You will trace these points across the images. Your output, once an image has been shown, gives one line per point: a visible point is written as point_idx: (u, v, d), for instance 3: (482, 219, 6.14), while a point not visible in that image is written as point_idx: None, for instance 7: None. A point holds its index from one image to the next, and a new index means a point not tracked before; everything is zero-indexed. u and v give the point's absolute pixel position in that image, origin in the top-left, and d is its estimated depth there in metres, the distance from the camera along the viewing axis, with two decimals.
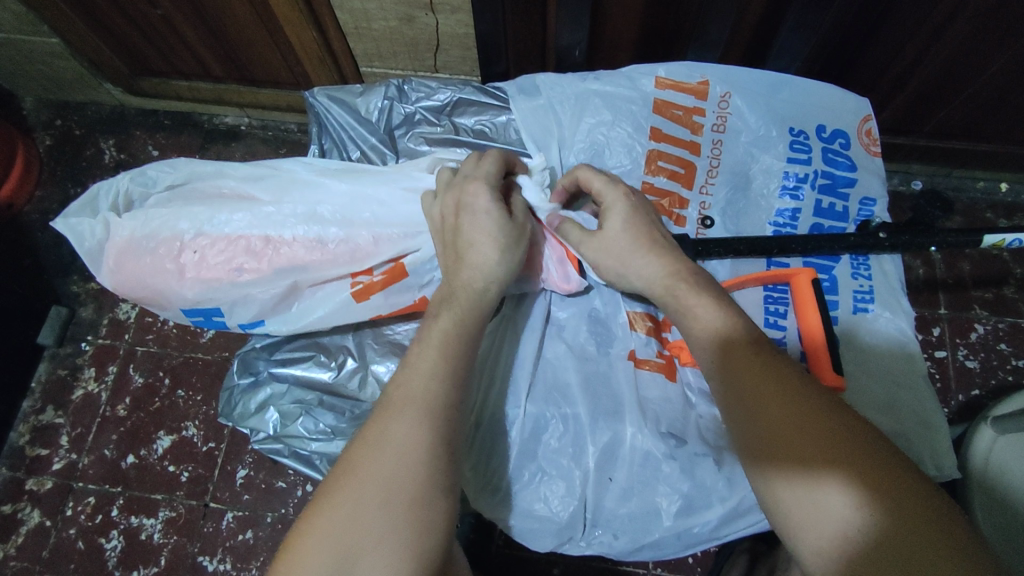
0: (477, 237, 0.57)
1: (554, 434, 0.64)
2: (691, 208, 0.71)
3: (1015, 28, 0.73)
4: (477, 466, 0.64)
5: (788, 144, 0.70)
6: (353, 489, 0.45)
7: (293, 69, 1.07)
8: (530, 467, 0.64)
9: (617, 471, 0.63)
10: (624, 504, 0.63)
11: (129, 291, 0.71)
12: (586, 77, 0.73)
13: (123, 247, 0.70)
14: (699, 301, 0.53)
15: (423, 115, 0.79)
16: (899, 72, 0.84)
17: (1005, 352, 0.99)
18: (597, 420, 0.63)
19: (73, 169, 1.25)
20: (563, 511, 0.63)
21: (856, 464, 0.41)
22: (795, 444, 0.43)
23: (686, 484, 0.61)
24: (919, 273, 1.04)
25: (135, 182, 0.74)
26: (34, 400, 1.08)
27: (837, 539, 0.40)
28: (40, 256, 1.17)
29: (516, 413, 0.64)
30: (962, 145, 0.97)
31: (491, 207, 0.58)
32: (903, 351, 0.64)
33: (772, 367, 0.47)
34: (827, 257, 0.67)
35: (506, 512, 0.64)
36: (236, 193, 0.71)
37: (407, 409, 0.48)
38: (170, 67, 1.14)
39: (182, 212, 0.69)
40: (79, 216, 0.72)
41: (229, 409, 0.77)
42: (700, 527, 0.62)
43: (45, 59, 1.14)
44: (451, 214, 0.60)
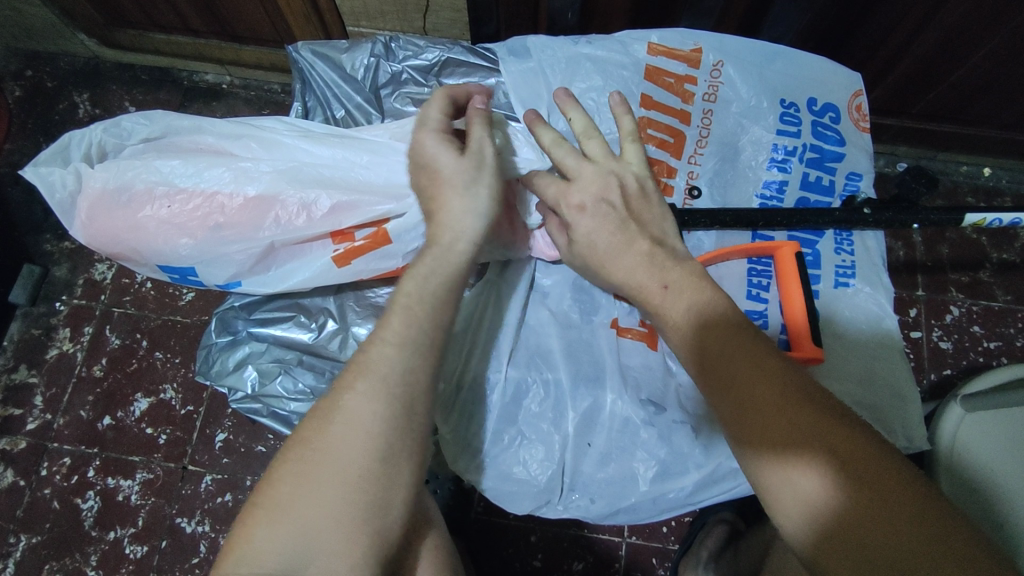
0: (437, 191, 0.55)
1: (535, 399, 0.64)
2: (679, 177, 0.70)
3: (1010, 9, 0.72)
4: (458, 426, 0.64)
5: (778, 115, 0.69)
6: (308, 468, 0.45)
7: (277, 24, 1.04)
8: (510, 431, 0.64)
9: (596, 437, 0.64)
10: (601, 469, 0.64)
11: (103, 246, 0.70)
12: (578, 41, 0.72)
13: (95, 197, 0.67)
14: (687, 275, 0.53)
15: (411, 74, 0.77)
16: (893, 49, 0.83)
17: (978, 334, 1.01)
18: (578, 385, 0.64)
19: (45, 123, 1.21)
20: (541, 474, 0.64)
21: (847, 467, 0.40)
22: (786, 441, 0.42)
23: (664, 450, 0.63)
24: (899, 255, 1.06)
25: (109, 133, 0.71)
26: (6, 359, 1.06)
27: (825, 514, 0.40)
28: (11, 212, 1.14)
29: (498, 377, 0.64)
30: (947, 129, 0.97)
31: (445, 157, 0.56)
32: (881, 326, 0.65)
33: (754, 346, 0.47)
34: (811, 231, 0.67)
35: (485, 474, 0.64)
36: (214, 147, 0.69)
37: (362, 383, 0.47)
38: (148, 19, 1.10)
39: (157, 163, 0.67)
40: (49, 165, 0.69)
41: (206, 367, 0.76)
42: (676, 492, 0.63)
43: (13, 4, 1.09)
44: (416, 172, 0.58)
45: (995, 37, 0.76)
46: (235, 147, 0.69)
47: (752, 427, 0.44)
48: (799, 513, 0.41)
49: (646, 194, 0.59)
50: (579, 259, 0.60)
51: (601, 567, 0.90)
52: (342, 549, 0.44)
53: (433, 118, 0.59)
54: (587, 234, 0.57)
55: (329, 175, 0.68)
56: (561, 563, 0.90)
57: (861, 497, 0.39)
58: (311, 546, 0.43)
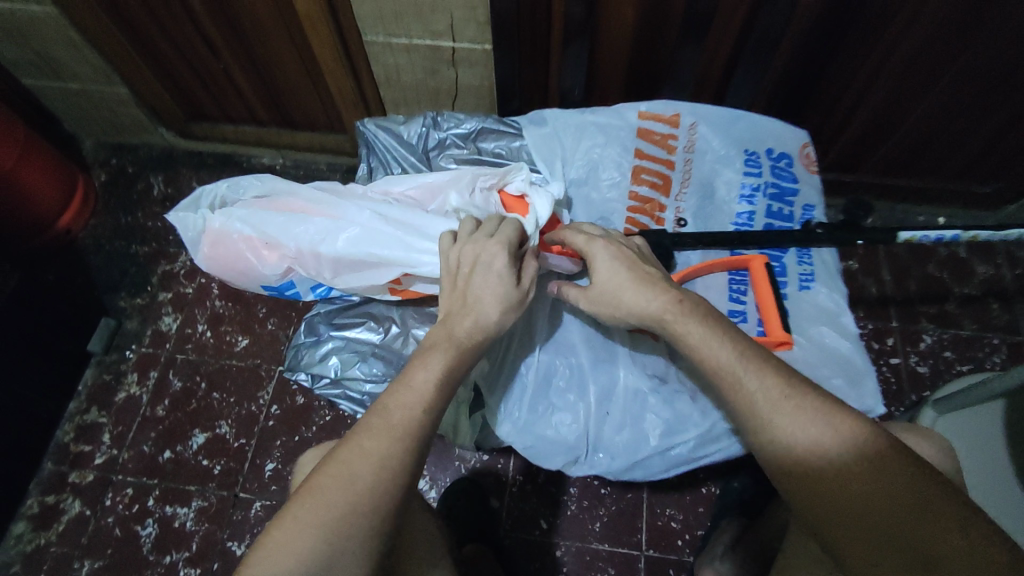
0: (484, 294, 0.64)
1: (561, 376, 0.74)
2: (669, 212, 0.78)
3: (931, 71, 0.92)
4: (502, 397, 0.74)
5: (744, 162, 0.78)
6: (331, 483, 0.54)
7: (330, 112, 1.27)
8: (540, 402, 0.73)
9: (613, 406, 0.72)
10: (619, 432, 0.72)
11: (223, 273, 0.85)
12: (583, 109, 0.81)
13: (215, 239, 0.81)
14: (698, 314, 0.62)
15: (454, 141, 0.86)
16: (845, 112, 1.03)
17: (950, 358, 1.13)
18: (595, 364, 0.74)
19: (124, 201, 1.42)
20: (569, 434, 0.72)
21: (877, 483, 0.52)
22: (828, 471, 0.54)
23: (668, 412, 0.71)
24: (872, 291, 1.20)
25: (229, 189, 0.83)
26: (80, 402, 1.19)
27: (865, 557, 0.51)
28: (92, 275, 1.32)
29: (532, 359, 0.74)
30: (894, 180, 1.17)
31: (504, 266, 0.65)
32: (841, 323, 0.71)
33: (802, 412, 0.56)
34: (776, 247, 0.74)
35: (520, 435, 0.74)
36: (305, 203, 0.79)
37: (382, 429, 0.57)
38: (221, 112, 1.33)
39: (263, 217, 0.79)
40: (186, 210, 0.84)
41: (296, 361, 0.88)
42: (681, 448, 0.70)
43: (113, 105, 1.34)
44: (464, 267, 0.66)
45: (936, 87, 0.95)
46: (318, 206, 0.78)
47: (795, 461, 0.55)
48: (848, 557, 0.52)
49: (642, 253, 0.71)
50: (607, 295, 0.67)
51: None
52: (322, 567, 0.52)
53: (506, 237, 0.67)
54: (630, 261, 0.68)
55: (391, 228, 0.75)
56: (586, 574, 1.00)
57: (891, 539, 0.50)
58: (298, 557, 0.52)
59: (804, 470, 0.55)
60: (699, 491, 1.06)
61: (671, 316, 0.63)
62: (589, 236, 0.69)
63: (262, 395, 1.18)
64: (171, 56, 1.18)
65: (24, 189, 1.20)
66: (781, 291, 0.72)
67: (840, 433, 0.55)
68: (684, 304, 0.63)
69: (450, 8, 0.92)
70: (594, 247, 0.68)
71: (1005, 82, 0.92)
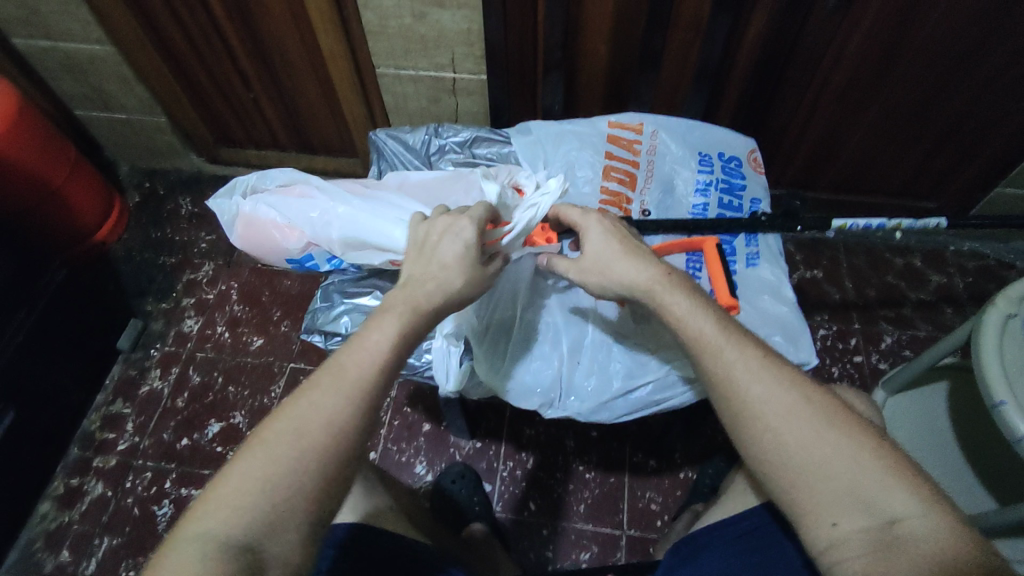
0: (448, 260, 0.64)
1: (537, 329, 0.76)
2: (635, 203, 0.89)
3: (866, 93, 1.08)
4: (486, 347, 0.75)
5: (698, 162, 0.90)
6: (274, 446, 0.52)
7: (345, 139, 1.42)
8: (517, 351, 0.75)
9: (584, 355, 0.74)
10: (589, 378, 0.73)
11: (254, 253, 0.93)
12: (563, 123, 0.95)
13: (248, 222, 0.90)
14: (683, 288, 0.66)
15: (453, 147, 0.97)
16: (797, 134, 1.18)
17: (908, 357, 1.23)
18: (569, 319, 0.76)
19: (154, 218, 1.56)
20: (542, 379, 0.73)
21: (848, 446, 0.55)
22: (801, 439, 0.56)
23: (632, 359, 0.73)
24: (836, 297, 1.31)
25: (259, 179, 0.92)
26: (106, 394, 1.29)
27: (828, 520, 0.54)
28: (122, 282, 1.45)
29: (508, 313, 0.76)
30: (848, 196, 1.30)
31: (472, 237, 0.65)
32: (782, 293, 0.81)
33: (776, 378, 0.60)
34: (727, 232, 0.85)
35: (496, 379, 0.74)
36: (324, 191, 0.88)
37: (336, 380, 0.55)
38: (247, 139, 1.49)
39: (293, 203, 0.88)
40: (223, 198, 0.93)
41: (310, 322, 0.94)
42: (642, 391, 0.72)
43: (150, 133, 1.50)
44: (431, 236, 0.66)
45: (869, 114, 1.12)
46: (337, 195, 0.88)
47: (769, 431, 0.58)
48: (811, 520, 0.55)
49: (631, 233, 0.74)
50: (596, 266, 0.70)
51: (605, 555, 1.08)
52: (271, 520, 0.50)
53: (476, 211, 0.67)
54: (622, 235, 0.70)
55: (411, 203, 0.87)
56: (572, 552, 1.08)
57: (854, 501, 0.54)
58: (248, 511, 0.50)
59: (783, 444, 0.57)
60: (678, 475, 1.14)
61: (657, 290, 0.66)
62: (584, 210, 0.72)
63: (274, 390, 1.28)
64: (208, 88, 1.35)
65: (69, 203, 1.35)
66: (731, 268, 0.83)
67: (812, 402, 0.58)
68: (672, 277, 0.66)
69: (451, 46, 1.09)
70: (589, 221, 0.71)
71: (923, 109, 1.09)
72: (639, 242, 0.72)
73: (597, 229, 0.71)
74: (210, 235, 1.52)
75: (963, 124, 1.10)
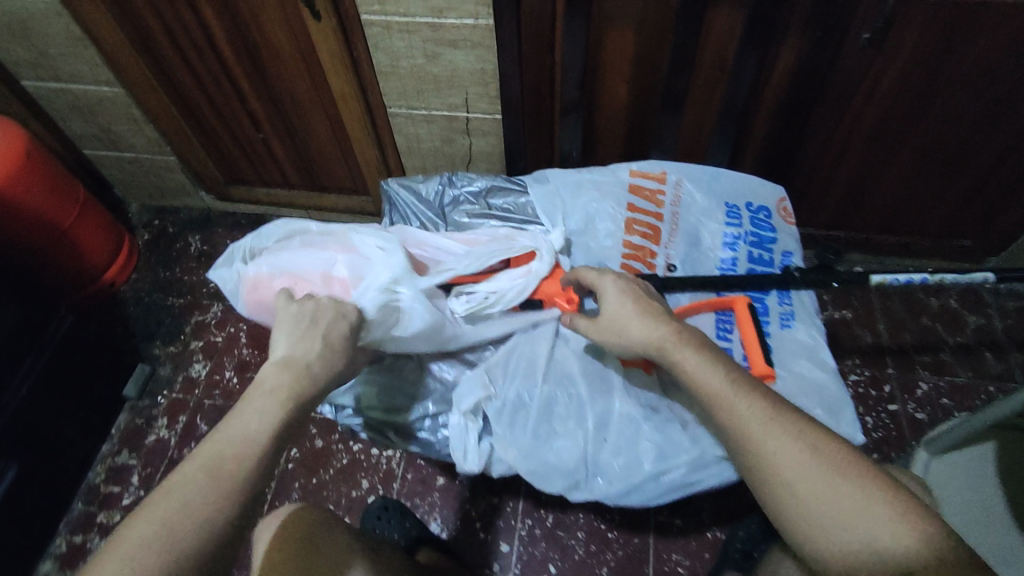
0: (333, 344, 0.67)
1: (561, 404, 0.72)
2: (659, 258, 0.85)
3: (899, 132, 1.03)
4: (504, 425, 0.71)
5: (726, 214, 0.86)
6: (128, 535, 0.51)
7: (356, 178, 1.39)
8: (540, 429, 0.71)
9: (610, 432, 0.70)
10: (616, 458, 0.69)
11: (261, 317, 0.87)
12: (581, 170, 0.90)
13: (254, 285, 0.85)
14: (697, 345, 0.64)
15: (467, 197, 0.93)
16: (825, 174, 1.14)
17: (947, 406, 1.17)
18: (594, 392, 0.72)
19: (163, 258, 1.54)
20: (567, 459, 0.69)
21: (855, 494, 0.51)
22: (814, 491, 0.52)
23: (663, 439, 0.69)
24: (868, 341, 1.25)
25: (255, 239, 0.87)
26: (112, 444, 1.26)
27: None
28: (130, 325, 1.42)
29: (531, 388, 0.72)
30: (880, 234, 1.25)
31: (351, 320, 0.69)
32: (818, 356, 0.77)
33: (785, 426, 0.56)
34: (758, 288, 0.81)
35: (518, 459, 0.70)
36: (326, 236, 0.84)
37: (223, 450, 0.56)
38: (257, 177, 1.47)
39: (295, 260, 0.83)
40: (224, 266, 0.89)
41: None
42: (675, 474, 0.68)
43: (160, 172, 1.48)
44: (313, 318, 0.67)
45: (903, 153, 1.07)
46: (340, 237, 0.83)
47: (782, 482, 0.54)
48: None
49: (650, 292, 0.73)
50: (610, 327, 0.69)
51: None
52: None
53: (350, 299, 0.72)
54: (635, 295, 0.70)
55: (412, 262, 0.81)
56: None
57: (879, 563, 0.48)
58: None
59: (798, 498, 0.53)
60: (705, 535, 1.09)
61: (669, 348, 0.65)
62: (599, 271, 0.72)
63: None
64: (217, 128, 1.33)
65: (79, 246, 1.33)
66: (763, 329, 0.79)
67: (820, 450, 0.54)
68: (682, 333, 0.65)
69: (464, 85, 1.05)
70: (603, 281, 0.71)
71: (961, 149, 1.04)
72: (657, 300, 0.71)
73: (611, 290, 0.70)
74: None
75: (1003, 165, 1.04)
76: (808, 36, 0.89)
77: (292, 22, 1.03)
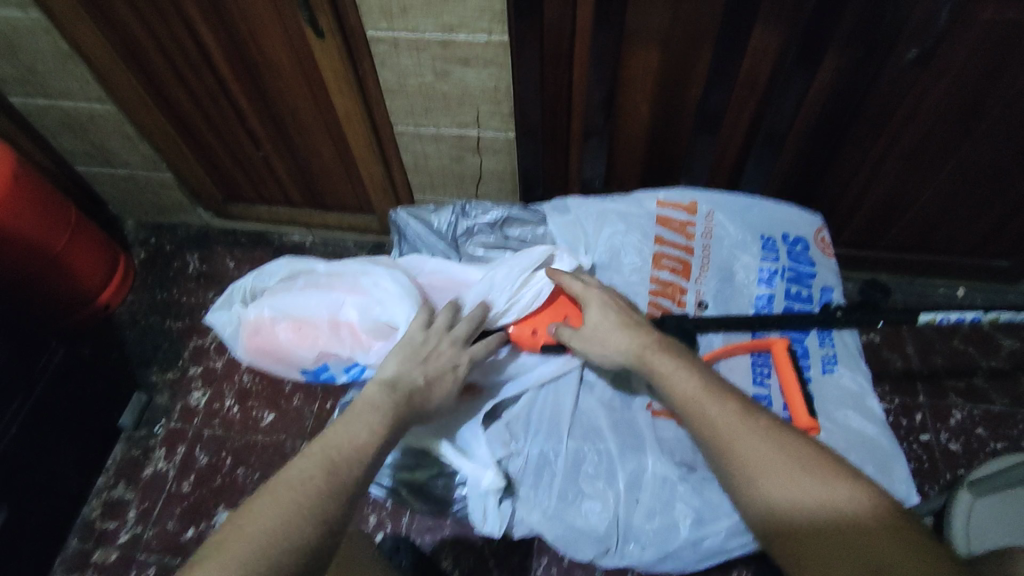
0: (434, 382, 0.69)
1: (590, 463, 0.73)
2: (690, 294, 0.81)
3: (936, 154, 0.97)
4: (535, 486, 0.73)
5: (761, 247, 0.81)
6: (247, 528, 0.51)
7: (360, 195, 1.33)
8: (572, 490, 0.72)
9: (642, 493, 0.71)
10: (649, 521, 0.70)
11: (260, 362, 0.88)
12: (604, 199, 0.86)
13: (254, 328, 0.86)
14: (673, 354, 0.66)
15: (481, 227, 0.89)
16: (855, 197, 1.08)
17: (983, 435, 1.11)
18: (624, 451, 0.73)
19: (160, 278, 1.48)
20: (600, 523, 0.71)
21: (823, 492, 0.51)
22: (780, 488, 0.53)
23: (697, 501, 0.70)
24: (897, 365, 1.20)
25: (257, 280, 0.89)
26: (107, 477, 1.21)
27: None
28: (126, 350, 1.37)
29: (560, 447, 0.74)
30: (909, 255, 1.19)
31: (461, 358, 0.72)
32: (863, 403, 0.73)
33: (753, 425, 0.57)
34: (798, 330, 0.77)
35: (552, 523, 0.72)
36: (332, 278, 0.85)
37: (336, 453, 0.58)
38: (258, 195, 1.41)
39: (297, 300, 0.84)
40: (221, 309, 0.90)
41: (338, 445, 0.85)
42: (711, 538, 0.69)
43: (156, 189, 1.42)
44: (422, 350, 0.70)
45: (938, 174, 1.01)
46: (347, 280, 0.84)
47: (752, 480, 0.54)
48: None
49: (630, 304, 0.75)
50: (595, 337, 0.71)
51: None
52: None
53: (460, 327, 0.74)
54: (622, 308, 0.72)
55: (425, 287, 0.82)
56: None
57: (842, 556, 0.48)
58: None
59: (768, 495, 0.53)
60: None
61: (648, 356, 0.66)
62: (585, 284, 0.75)
63: None
64: (214, 145, 1.27)
65: (70, 269, 1.27)
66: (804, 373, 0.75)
67: (788, 450, 0.55)
68: (662, 339, 0.67)
69: (476, 103, 0.99)
70: (591, 296, 0.74)
71: (1000, 170, 0.98)
72: (638, 314, 0.73)
73: (597, 304, 0.73)
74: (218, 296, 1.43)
75: None
76: (847, 54, 0.84)
77: (294, 38, 0.97)
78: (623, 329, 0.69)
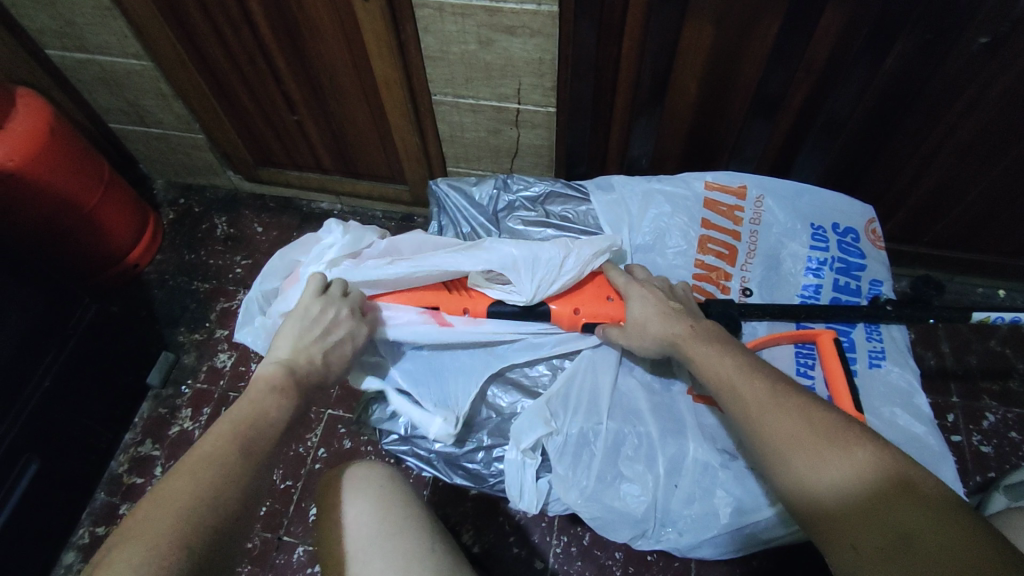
0: (334, 356, 0.70)
1: (630, 446, 0.73)
2: (734, 281, 0.79)
3: (993, 151, 0.94)
4: (572, 465, 0.73)
5: (810, 236, 0.79)
6: (173, 497, 0.47)
7: (393, 165, 1.32)
8: (610, 471, 0.72)
9: (682, 479, 0.71)
10: (688, 506, 0.71)
11: None
12: (650, 178, 0.84)
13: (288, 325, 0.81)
14: (712, 341, 0.64)
15: (523, 203, 0.89)
16: (902, 189, 1.05)
17: (1017, 439, 1.09)
18: (665, 436, 0.73)
19: (188, 239, 1.48)
20: (638, 506, 0.71)
21: (848, 464, 0.48)
22: (808, 468, 0.50)
23: (740, 489, 0.69)
24: (931, 363, 1.18)
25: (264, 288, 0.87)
26: (135, 434, 1.22)
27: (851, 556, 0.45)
28: (154, 309, 1.38)
29: (599, 427, 0.74)
30: (951, 252, 1.16)
31: (355, 336, 0.74)
32: (909, 400, 0.72)
33: (790, 402, 0.54)
34: (844, 322, 0.75)
35: (588, 504, 0.72)
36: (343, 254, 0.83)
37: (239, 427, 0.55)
38: (289, 160, 1.40)
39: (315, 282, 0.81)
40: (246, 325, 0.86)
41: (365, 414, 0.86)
42: (752, 528, 0.69)
43: (187, 149, 1.42)
44: (312, 327, 0.69)
45: (992, 172, 0.98)
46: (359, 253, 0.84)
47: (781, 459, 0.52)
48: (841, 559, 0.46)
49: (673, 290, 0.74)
50: (632, 329, 0.71)
51: None
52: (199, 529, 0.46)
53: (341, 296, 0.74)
54: (656, 294, 0.71)
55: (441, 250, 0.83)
56: None
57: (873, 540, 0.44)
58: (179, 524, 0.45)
59: (796, 475, 0.50)
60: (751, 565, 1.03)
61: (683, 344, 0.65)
62: (628, 278, 0.74)
63: (309, 437, 1.13)
64: (249, 107, 1.26)
65: (100, 226, 1.27)
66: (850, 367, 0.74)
67: (813, 423, 0.52)
68: (700, 329, 0.65)
69: (519, 75, 0.97)
70: (631, 288, 0.73)
71: None
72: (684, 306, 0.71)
73: (634, 293, 0.72)
74: (246, 260, 1.44)
75: None
76: (913, 39, 0.80)
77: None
78: (662, 317, 0.69)
